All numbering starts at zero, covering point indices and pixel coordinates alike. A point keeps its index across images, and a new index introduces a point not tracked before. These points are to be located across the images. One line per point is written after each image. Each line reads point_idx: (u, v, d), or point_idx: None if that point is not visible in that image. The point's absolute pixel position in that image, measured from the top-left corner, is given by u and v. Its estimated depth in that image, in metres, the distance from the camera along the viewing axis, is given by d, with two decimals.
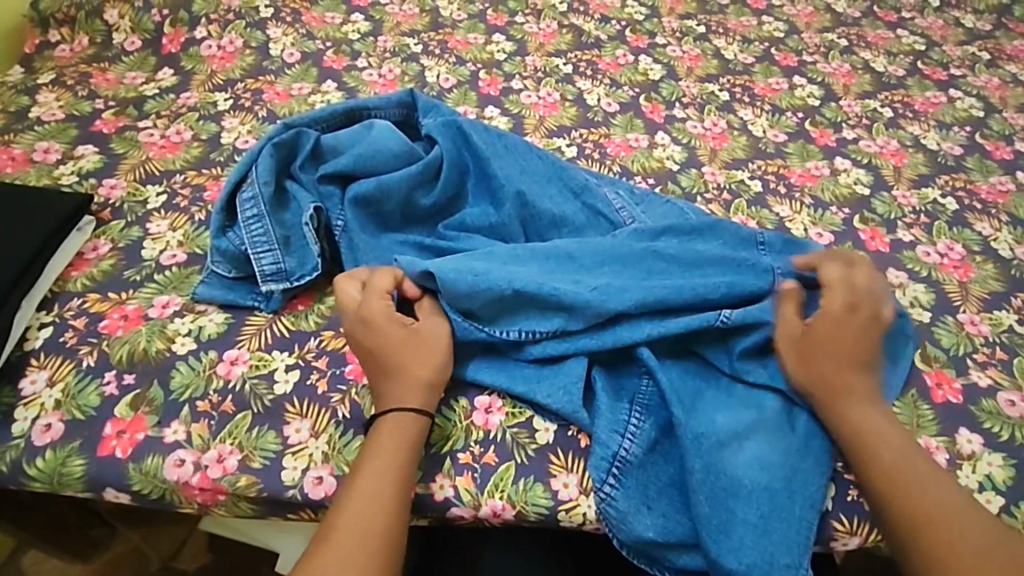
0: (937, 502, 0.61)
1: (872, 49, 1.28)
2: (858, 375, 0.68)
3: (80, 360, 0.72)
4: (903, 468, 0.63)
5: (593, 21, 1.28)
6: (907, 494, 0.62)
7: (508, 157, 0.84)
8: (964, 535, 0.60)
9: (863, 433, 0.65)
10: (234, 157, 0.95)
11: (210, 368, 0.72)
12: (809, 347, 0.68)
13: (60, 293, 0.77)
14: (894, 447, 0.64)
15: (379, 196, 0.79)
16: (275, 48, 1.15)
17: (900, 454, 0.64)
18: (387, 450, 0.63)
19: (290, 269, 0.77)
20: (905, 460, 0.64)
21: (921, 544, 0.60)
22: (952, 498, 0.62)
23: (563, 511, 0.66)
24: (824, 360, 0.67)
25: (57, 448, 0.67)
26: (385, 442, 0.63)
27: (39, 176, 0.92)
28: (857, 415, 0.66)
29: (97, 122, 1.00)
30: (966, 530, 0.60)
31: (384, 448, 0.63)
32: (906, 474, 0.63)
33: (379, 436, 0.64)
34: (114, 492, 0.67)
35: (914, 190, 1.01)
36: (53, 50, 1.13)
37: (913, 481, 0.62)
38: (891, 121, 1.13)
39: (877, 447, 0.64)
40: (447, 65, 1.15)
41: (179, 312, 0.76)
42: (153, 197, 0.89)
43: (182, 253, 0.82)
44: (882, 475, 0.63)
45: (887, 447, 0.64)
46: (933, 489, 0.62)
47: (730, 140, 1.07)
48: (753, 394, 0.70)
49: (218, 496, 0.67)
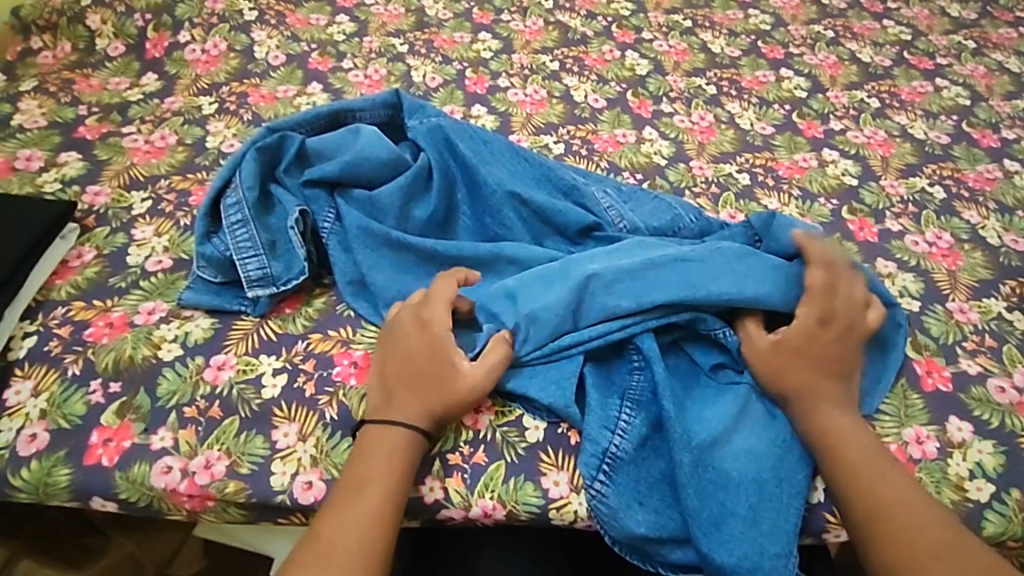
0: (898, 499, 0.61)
1: (858, 40, 1.28)
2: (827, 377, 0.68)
3: (65, 368, 0.71)
4: (863, 464, 0.64)
5: (579, 17, 1.27)
6: (866, 489, 0.62)
7: (495, 162, 0.85)
8: (929, 528, 0.60)
9: (824, 432, 0.65)
10: (219, 161, 0.95)
11: (197, 374, 0.71)
12: (791, 348, 0.69)
13: (44, 301, 0.77)
14: (856, 443, 0.65)
15: (374, 207, 0.79)
16: (260, 51, 1.14)
17: (865, 452, 0.64)
18: (383, 462, 0.62)
19: (276, 274, 0.76)
20: (869, 459, 0.64)
21: (874, 537, 0.60)
22: (914, 497, 0.62)
23: (555, 509, 0.65)
24: (796, 367, 0.67)
25: (42, 459, 0.66)
26: (385, 461, 0.62)
27: (22, 184, 0.91)
28: (822, 416, 0.66)
29: (80, 128, 1.00)
30: (925, 525, 0.60)
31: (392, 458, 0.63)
32: (868, 468, 0.63)
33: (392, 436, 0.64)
34: (101, 501, 0.66)
35: (902, 179, 1.01)
36: (35, 57, 1.12)
37: (876, 478, 0.63)
38: (878, 112, 1.13)
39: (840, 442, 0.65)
40: (433, 65, 1.15)
41: (165, 318, 0.75)
42: (138, 203, 0.88)
43: (167, 259, 0.82)
44: (848, 476, 0.63)
45: (850, 445, 0.65)
46: (894, 485, 0.62)
47: (717, 134, 1.07)
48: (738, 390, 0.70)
49: (207, 502, 0.66)
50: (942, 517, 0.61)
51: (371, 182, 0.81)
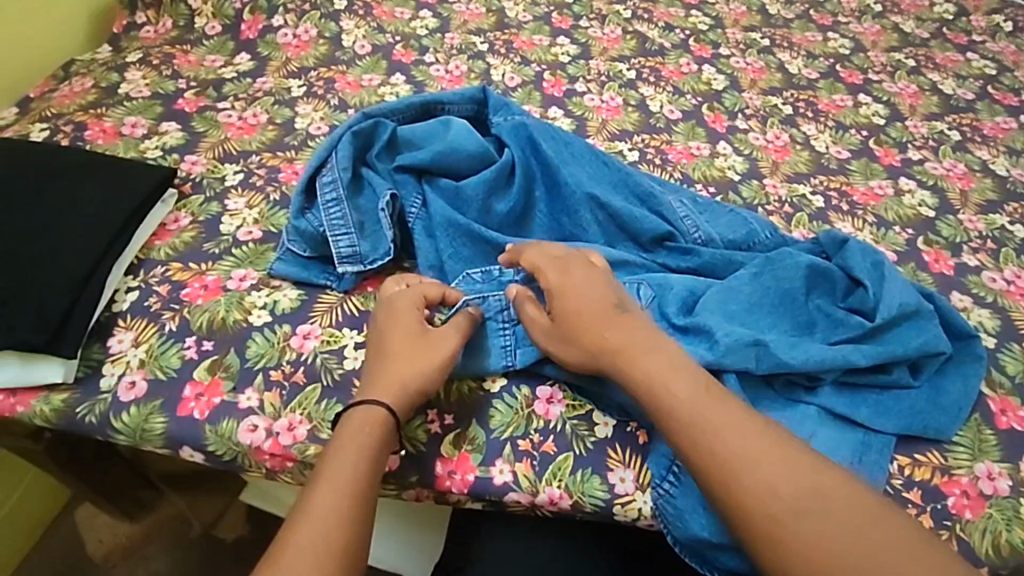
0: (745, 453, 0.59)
1: (940, 71, 1.26)
2: (611, 326, 0.68)
3: (163, 324, 0.76)
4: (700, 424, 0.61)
5: (657, 28, 1.29)
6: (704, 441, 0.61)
7: (575, 165, 0.87)
8: (760, 470, 0.59)
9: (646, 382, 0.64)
10: (307, 142, 0.99)
11: (284, 341, 0.75)
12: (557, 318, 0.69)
13: (145, 259, 0.81)
14: (682, 395, 0.63)
15: (460, 199, 0.82)
16: (348, 39, 1.18)
17: (698, 407, 0.62)
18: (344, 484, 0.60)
19: (364, 253, 0.79)
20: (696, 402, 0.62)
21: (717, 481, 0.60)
22: (742, 436, 0.60)
23: (620, 505, 0.67)
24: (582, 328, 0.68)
25: (140, 405, 0.71)
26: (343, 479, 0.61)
27: (126, 149, 0.97)
28: (642, 367, 0.65)
29: (179, 101, 1.05)
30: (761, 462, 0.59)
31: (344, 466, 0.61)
32: (701, 421, 0.61)
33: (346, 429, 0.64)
34: (190, 451, 0.70)
35: (981, 216, 1.00)
36: (139, 32, 1.19)
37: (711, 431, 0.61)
38: (959, 145, 1.12)
39: (664, 401, 0.63)
40: (513, 65, 1.18)
41: (256, 286, 0.79)
42: (231, 175, 0.93)
43: (257, 230, 0.86)
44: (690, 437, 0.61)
45: (671, 394, 0.63)
46: (727, 425, 0.61)
47: (792, 154, 1.07)
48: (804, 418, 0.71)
49: (287, 463, 0.69)
50: (777, 450, 0.60)
51: (458, 174, 0.84)
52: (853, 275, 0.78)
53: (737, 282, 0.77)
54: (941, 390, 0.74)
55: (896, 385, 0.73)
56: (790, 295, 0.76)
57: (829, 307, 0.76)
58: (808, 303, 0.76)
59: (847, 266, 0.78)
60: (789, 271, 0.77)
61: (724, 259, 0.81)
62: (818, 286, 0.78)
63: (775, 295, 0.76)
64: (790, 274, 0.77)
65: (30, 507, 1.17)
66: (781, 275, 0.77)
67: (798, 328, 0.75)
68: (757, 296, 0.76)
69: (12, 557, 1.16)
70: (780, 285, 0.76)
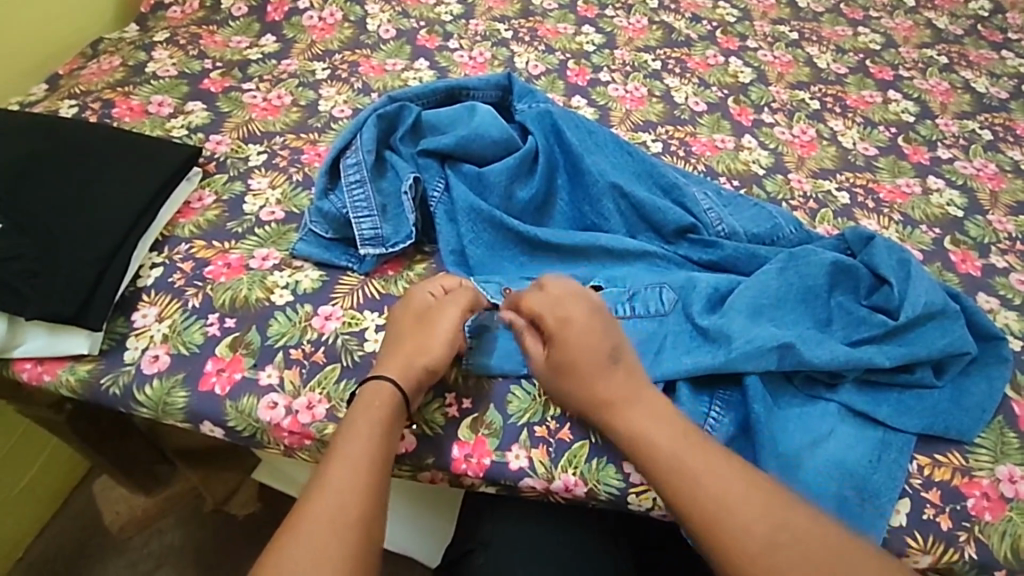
0: (699, 465, 0.62)
1: (973, 68, 1.23)
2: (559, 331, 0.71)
3: (187, 300, 0.77)
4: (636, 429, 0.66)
5: (683, 19, 1.27)
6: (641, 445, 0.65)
7: (599, 154, 0.86)
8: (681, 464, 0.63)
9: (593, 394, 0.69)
10: (331, 125, 1.00)
11: (306, 320, 0.75)
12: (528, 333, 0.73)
13: (169, 236, 0.82)
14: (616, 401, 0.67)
15: (482, 185, 0.82)
16: (372, 23, 1.18)
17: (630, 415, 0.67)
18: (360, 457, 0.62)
19: (386, 236, 0.80)
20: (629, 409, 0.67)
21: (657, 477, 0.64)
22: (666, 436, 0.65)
23: (634, 494, 0.67)
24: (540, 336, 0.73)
25: (163, 379, 0.72)
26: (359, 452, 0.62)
27: (153, 127, 0.98)
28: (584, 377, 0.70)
29: (205, 81, 1.06)
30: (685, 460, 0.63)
31: (342, 473, 0.60)
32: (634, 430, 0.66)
33: (348, 423, 0.64)
34: (210, 426, 0.71)
35: (1011, 217, 0.98)
36: (166, 11, 1.19)
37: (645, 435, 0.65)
38: (990, 144, 1.09)
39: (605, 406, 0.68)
40: (537, 52, 1.17)
41: (278, 266, 0.80)
42: (255, 155, 0.93)
43: (280, 210, 0.86)
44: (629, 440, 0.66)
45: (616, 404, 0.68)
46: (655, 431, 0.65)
47: (819, 149, 1.06)
48: (824, 415, 0.71)
49: (305, 441, 0.70)
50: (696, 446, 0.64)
51: (481, 161, 0.84)
52: (879, 272, 0.77)
53: (760, 277, 0.76)
54: (965, 392, 0.73)
55: (917, 385, 0.73)
56: (813, 292, 0.75)
57: (852, 305, 0.75)
58: (829, 301, 0.76)
59: (872, 263, 0.77)
60: (812, 267, 0.76)
61: (748, 254, 0.80)
62: (840, 283, 0.77)
63: (797, 292, 0.75)
64: (813, 270, 0.76)
65: (39, 490, 1.18)
66: (803, 272, 0.76)
67: (819, 325, 0.75)
68: (779, 292, 0.75)
69: (18, 543, 1.17)
70: (803, 282, 0.76)
